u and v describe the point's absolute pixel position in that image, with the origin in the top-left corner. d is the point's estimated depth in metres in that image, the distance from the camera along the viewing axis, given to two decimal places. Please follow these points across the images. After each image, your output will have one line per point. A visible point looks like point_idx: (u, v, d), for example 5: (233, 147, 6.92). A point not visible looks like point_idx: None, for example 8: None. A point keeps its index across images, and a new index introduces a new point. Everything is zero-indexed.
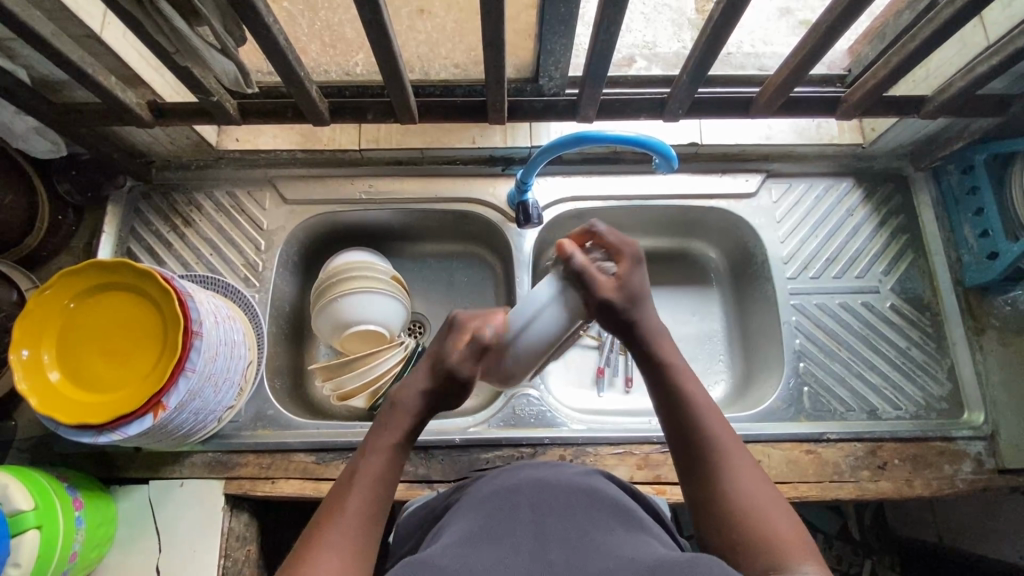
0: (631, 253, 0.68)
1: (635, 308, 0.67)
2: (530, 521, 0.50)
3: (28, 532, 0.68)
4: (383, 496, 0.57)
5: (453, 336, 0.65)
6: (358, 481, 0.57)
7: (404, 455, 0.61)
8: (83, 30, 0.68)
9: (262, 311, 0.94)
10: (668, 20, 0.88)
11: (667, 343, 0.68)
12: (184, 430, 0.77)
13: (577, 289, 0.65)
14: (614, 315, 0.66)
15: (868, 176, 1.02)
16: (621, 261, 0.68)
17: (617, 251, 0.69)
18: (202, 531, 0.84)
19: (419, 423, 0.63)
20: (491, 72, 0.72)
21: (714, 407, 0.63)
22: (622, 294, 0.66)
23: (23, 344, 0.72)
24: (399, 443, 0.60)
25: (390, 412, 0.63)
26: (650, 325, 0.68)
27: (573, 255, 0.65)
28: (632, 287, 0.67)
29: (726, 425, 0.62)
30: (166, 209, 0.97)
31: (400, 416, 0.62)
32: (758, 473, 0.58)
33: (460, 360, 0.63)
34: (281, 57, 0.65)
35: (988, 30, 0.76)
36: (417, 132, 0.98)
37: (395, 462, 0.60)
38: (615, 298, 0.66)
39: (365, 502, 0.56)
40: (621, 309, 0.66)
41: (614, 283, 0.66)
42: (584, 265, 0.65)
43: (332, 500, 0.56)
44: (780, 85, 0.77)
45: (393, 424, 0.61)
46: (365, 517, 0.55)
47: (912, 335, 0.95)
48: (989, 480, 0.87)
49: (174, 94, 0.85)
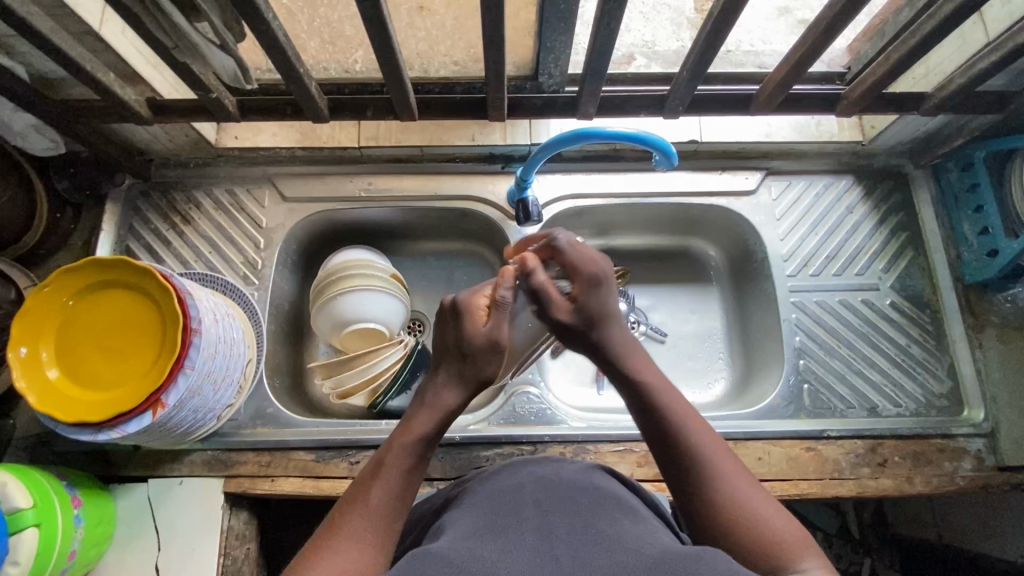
0: (587, 275, 0.67)
1: (598, 327, 0.66)
2: (535, 517, 0.50)
3: (27, 530, 0.67)
4: (406, 493, 0.56)
5: (466, 317, 0.64)
6: (383, 475, 0.56)
7: (431, 450, 0.60)
8: (81, 27, 0.68)
9: (262, 309, 0.94)
10: (668, 20, 0.88)
11: (636, 348, 0.67)
12: (184, 428, 0.77)
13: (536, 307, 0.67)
14: (569, 335, 0.67)
15: (869, 173, 1.02)
16: (577, 282, 0.67)
17: (575, 270, 0.68)
18: (202, 529, 0.83)
19: (449, 416, 0.62)
20: (491, 69, 0.71)
21: (690, 407, 0.62)
22: (577, 316, 0.66)
23: (22, 341, 0.72)
24: (427, 436, 0.60)
25: (419, 405, 0.62)
26: (619, 339, 0.67)
27: (533, 272, 0.66)
28: (590, 308, 0.66)
29: (704, 424, 0.61)
30: (165, 207, 0.97)
31: (430, 410, 0.61)
32: (744, 472, 0.58)
33: (491, 329, 0.63)
34: (282, 53, 0.65)
35: (989, 26, 0.76)
36: (417, 129, 0.98)
37: (421, 457, 0.59)
38: (569, 321, 0.66)
39: (386, 497, 0.55)
40: (580, 331, 0.66)
41: (569, 305, 0.66)
42: (542, 284, 0.66)
43: (353, 494, 0.56)
44: (780, 83, 0.77)
45: (422, 417, 0.61)
46: (386, 512, 0.54)
47: (912, 333, 0.95)
48: (989, 477, 0.87)
49: (173, 92, 0.84)
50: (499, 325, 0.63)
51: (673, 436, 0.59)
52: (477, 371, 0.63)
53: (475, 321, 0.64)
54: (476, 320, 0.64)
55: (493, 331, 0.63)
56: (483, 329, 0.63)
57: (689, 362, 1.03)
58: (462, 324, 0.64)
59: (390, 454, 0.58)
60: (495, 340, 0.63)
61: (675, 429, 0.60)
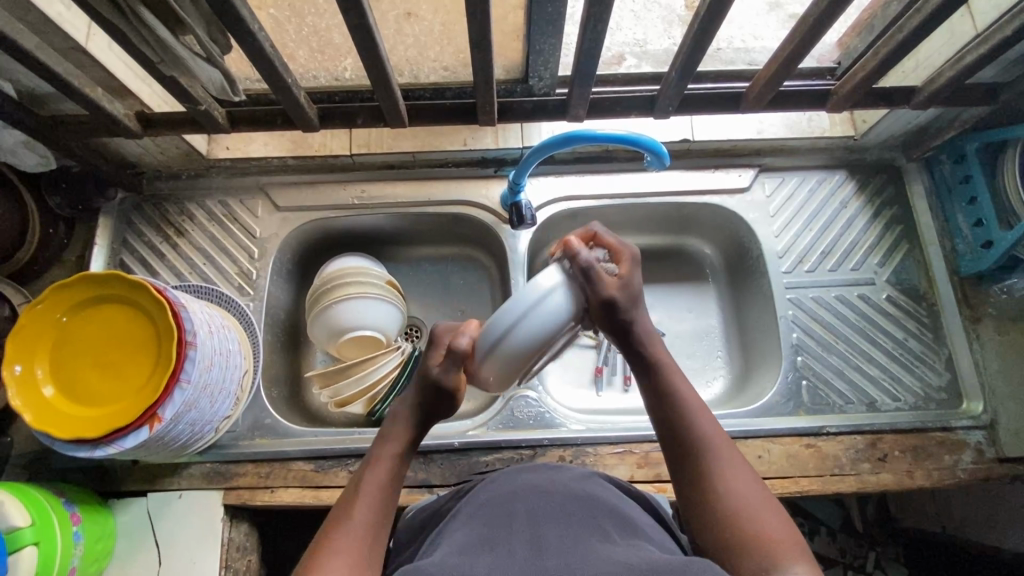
0: (628, 254, 0.67)
1: (637, 306, 0.66)
2: (527, 529, 0.50)
3: (26, 548, 0.67)
4: (387, 504, 0.58)
5: (426, 358, 0.66)
6: (365, 489, 0.58)
7: (407, 464, 0.63)
8: (68, 42, 0.68)
9: (257, 319, 0.93)
10: (658, 18, 0.90)
11: (662, 346, 0.67)
12: (181, 441, 0.76)
13: (582, 286, 0.63)
14: (617, 316, 0.64)
15: (860, 168, 1.02)
16: (623, 258, 0.67)
17: (619, 250, 0.68)
18: (202, 541, 0.83)
19: (418, 433, 0.64)
20: (479, 74, 0.71)
21: (704, 406, 0.63)
22: (626, 292, 0.64)
23: (15, 359, 0.72)
24: (399, 453, 0.62)
25: (388, 424, 0.64)
26: (647, 328, 0.67)
27: (580, 253, 0.62)
28: (634, 287, 0.65)
29: (717, 425, 0.62)
30: (158, 219, 0.97)
31: (397, 428, 0.63)
32: (746, 470, 0.58)
33: (439, 372, 0.64)
34: (268, 63, 0.65)
35: (976, 19, 0.76)
36: (408, 136, 0.97)
37: (397, 473, 0.61)
38: (619, 296, 0.64)
39: (372, 508, 0.56)
40: (625, 309, 0.64)
41: (618, 282, 0.64)
42: (592, 264, 0.62)
43: (338, 510, 0.57)
44: (769, 79, 0.76)
45: (391, 437, 0.63)
46: (373, 521, 0.56)
47: (908, 326, 0.95)
48: (989, 469, 0.86)
49: (162, 104, 0.85)
50: (447, 372, 0.63)
51: (683, 431, 0.61)
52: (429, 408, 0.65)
53: (433, 360, 0.65)
54: (432, 361, 0.65)
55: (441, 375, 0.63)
56: (435, 370, 0.64)
57: (686, 361, 1.03)
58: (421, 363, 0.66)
59: (368, 472, 0.59)
60: (442, 386, 0.63)
61: (686, 428, 0.60)
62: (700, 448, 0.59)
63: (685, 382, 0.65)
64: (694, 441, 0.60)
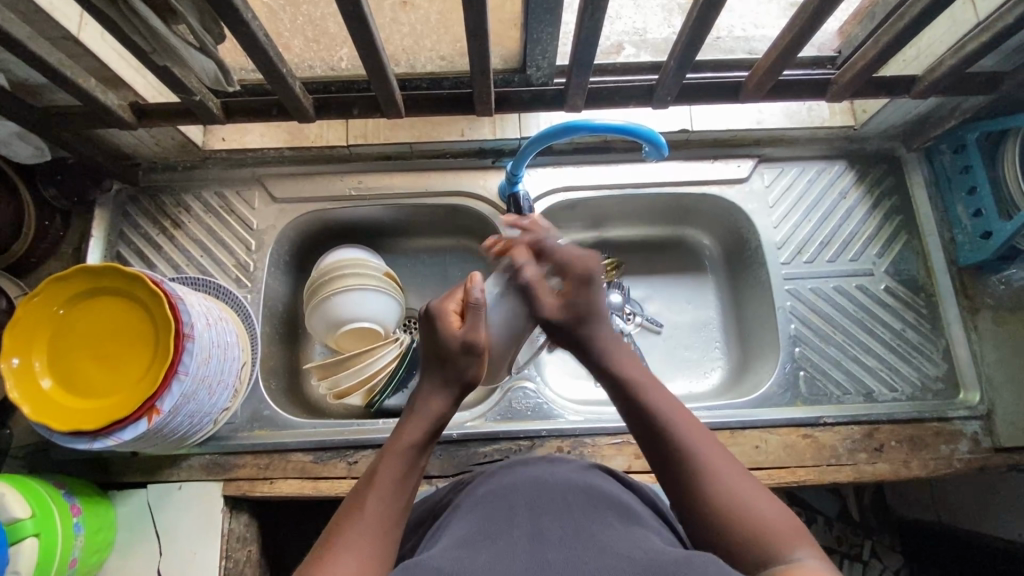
0: (577, 273, 0.68)
1: (586, 324, 0.68)
2: (526, 521, 0.50)
3: (26, 540, 0.68)
4: (401, 499, 0.56)
5: (440, 325, 0.64)
6: (380, 484, 0.56)
7: (427, 454, 0.60)
8: (60, 32, 0.67)
9: (255, 311, 0.93)
10: (657, 6, 0.87)
11: (626, 355, 0.66)
12: (181, 433, 0.77)
13: (524, 302, 0.71)
14: (562, 333, 0.69)
15: (860, 158, 1.01)
16: (567, 279, 0.69)
17: (567, 267, 0.69)
18: (202, 532, 0.84)
19: (441, 423, 0.62)
20: (476, 62, 0.70)
21: (680, 406, 0.61)
22: (568, 312, 0.68)
23: (13, 352, 0.72)
24: (419, 443, 0.59)
25: (409, 413, 0.62)
26: (609, 343, 0.68)
27: (522, 272, 0.70)
28: (579, 306, 0.68)
29: (694, 421, 0.60)
30: (155, 211, 0.97)
31: (419, 417, 0.61)
32: (733, 464, 0.57)
33: (466, 330, 0.63)
34: (262, 53, 0.64)
35: (977, 6, 0.76)
36: (406, 126, 0.97)
37: (414, 465, 0.59)
38: (560, 317, 0.68)
39: (384, 503, 0.55)
40: (570, 328, 0.68)
41: (560, 301, 0.69)
42: (531, 283, 0.70)
43: (350, 502, 0.56)
44: (768, 69, 0.76)
45: (411, 426, 0.61)
46: (386, 517, 0.54)
47: (906, 317, 0.95)
48: (986, 458, 0.87)
49: (157, 94, 0.84)
50: (474, 328, 0.63)
51: (663, 428, 0.59)
52: (459, 374, 0.63)
53: (452, 325, 0.64)
54: (451, 324, 0.64)
55: (468, 334, 0.63)
56: (458, 333, 0.63)
57: (684, 352, 1.03)
58: (437, 331, 0.64)
59: (385, 462, 0.58)
60: (472, 343, 0.63)
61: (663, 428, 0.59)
62: (685, 449, 0.57)
63: (656, 384, 0.64)
64: (679, 441, 0.58)
